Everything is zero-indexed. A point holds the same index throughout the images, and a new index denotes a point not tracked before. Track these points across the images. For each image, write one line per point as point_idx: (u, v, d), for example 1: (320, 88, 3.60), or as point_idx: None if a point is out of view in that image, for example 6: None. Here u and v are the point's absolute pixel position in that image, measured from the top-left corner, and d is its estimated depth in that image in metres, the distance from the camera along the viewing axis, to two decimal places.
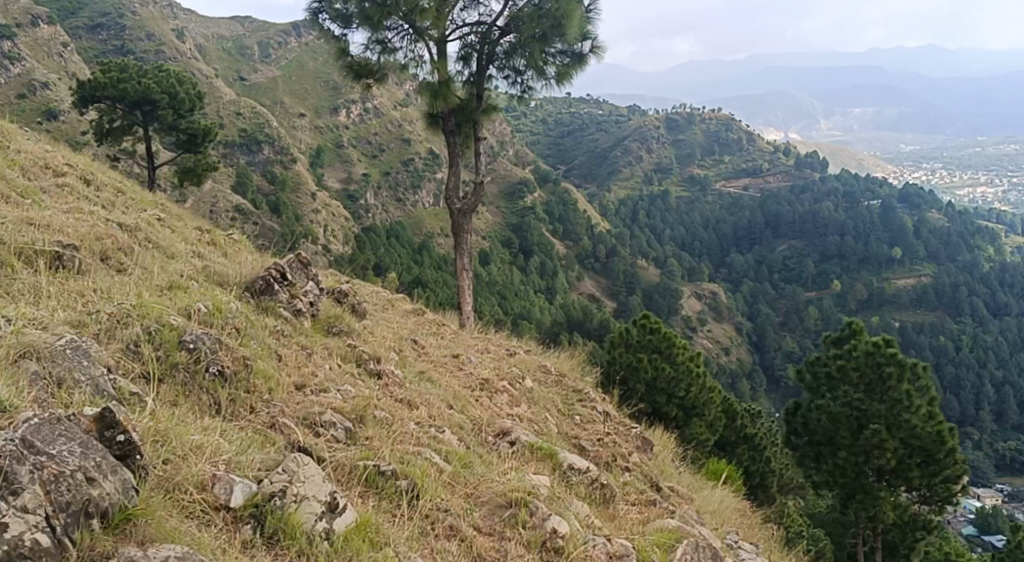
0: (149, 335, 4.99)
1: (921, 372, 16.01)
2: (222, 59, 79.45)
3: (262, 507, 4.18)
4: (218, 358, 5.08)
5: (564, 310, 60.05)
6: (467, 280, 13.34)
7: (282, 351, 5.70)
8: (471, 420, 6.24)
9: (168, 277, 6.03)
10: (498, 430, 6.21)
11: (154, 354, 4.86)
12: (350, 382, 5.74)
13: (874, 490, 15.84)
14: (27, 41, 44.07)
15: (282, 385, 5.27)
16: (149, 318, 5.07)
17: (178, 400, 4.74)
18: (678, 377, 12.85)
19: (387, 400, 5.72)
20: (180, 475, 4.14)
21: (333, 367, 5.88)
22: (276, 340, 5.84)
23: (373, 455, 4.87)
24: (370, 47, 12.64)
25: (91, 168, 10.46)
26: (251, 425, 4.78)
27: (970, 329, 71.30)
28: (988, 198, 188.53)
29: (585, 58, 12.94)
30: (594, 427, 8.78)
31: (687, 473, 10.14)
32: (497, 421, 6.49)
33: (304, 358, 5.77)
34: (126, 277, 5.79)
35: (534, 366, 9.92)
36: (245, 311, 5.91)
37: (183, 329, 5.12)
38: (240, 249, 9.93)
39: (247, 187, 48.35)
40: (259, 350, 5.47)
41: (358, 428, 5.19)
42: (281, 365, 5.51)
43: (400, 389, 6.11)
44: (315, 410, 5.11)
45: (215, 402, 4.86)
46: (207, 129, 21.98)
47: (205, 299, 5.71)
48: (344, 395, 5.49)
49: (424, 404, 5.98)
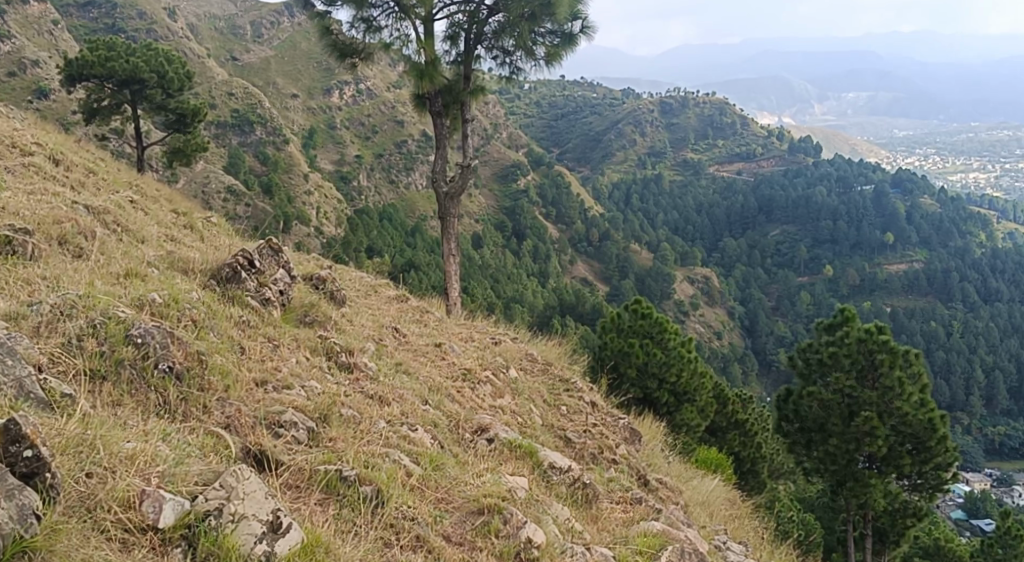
0: (93, 328, 4.74)
1: (913, 358, 15.85)
2: (215, 38, 78.56)
3: (195, 528, 3.85)
4: (169, 354, 4.81)
5: (557, 294, 59.90)
6: (454, 266, 13.08)
7: (246, 343, 5.47)
8: (448, 415, 5.98)
9: (125, 262, 5.77)
10: (475, 424, 5.97)
11: (96, 351, 4.61)
12: (315, 378, 5.48)
13: (865, 478, 15.73)
14: (17, 19, 43.41)
15: (241, 382, 5.00)
16: (95, 310, 4.84)
17: (121, 400, 4.49)
18: (669, 361, 12.59)
19: (355, 397, 5.46)
20: (104, 492, 3.85)
21: (299, 361, 5.63)
22: (240, 332, 5.58)
23: (336, 459, 4.63)
24: (354, 24, 12.33)
25: (62, 146, 10.10)
26: (202, 426, 4.53)
27: (961, 315, 71.26)
28: (979, 183, 188.92)
29: (575, 39, 12.61)
30: (580, 418, 8.57)
31: (676, 463, 9.96)
32: (476, 415, 6.24)
33: (267, 352, 5.51)
34: (81, 264, 5.52)
35: (520, 354, 9.69)
36: (204, 302, 5.65)
37: (131, 322, 4.85)
38: (220, 234, 9.63)
39: (240, 167, 47.94)
40: (217, 344, 5.22)
41: (322, 427, 4.93)
42: (242, 360, 5.27)
43: (372, 384, 5.86)
44: (273, 409, 4.87)
45: (163, 401, 4.61)
46: (197, 109, 21.55)
47: (162, 289, 5.43)
48: (308, 392, 5.24)
49: (397, 399, 5.71)
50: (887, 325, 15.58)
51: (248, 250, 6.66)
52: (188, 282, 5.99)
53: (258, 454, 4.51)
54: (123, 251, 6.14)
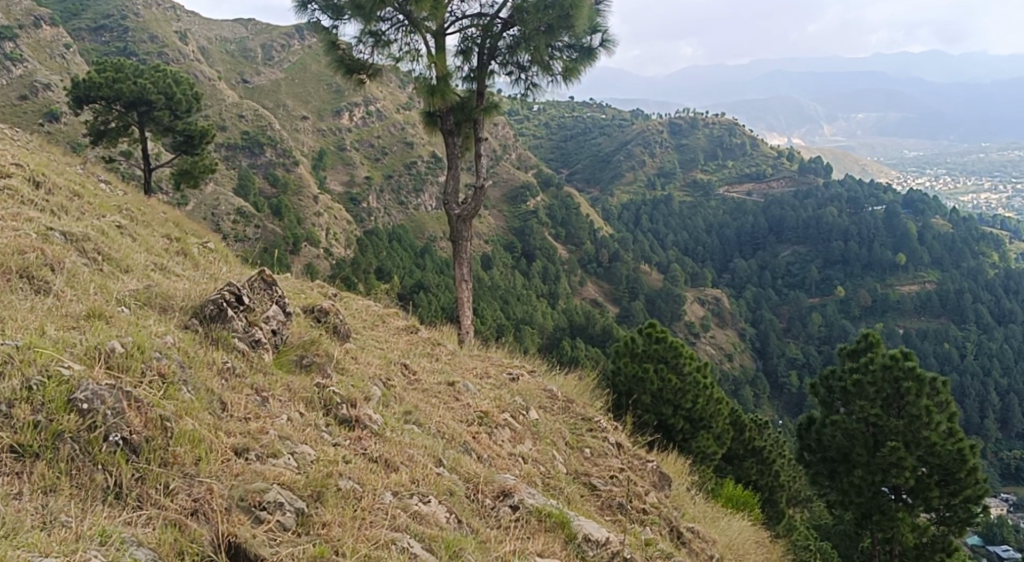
0: (30, 391, 4.47)
1: (941, 386, 15.21)
2: (226, 61, 78.20)
3: None
4: (124, 424, 4.51)
5: (566, 315, 59.10)
6: (467, 293, 12.31)
7: (228, 397, 5.18)
8: (465, 477, 5.57)
9: (90, 300, 5.47)
10: (498, 487, 5.57)
11: (30, 422, 4.35)
12: (309, 440, 5.15)
13: (892, 511, 14.95)
14: (29, 43, 43.06)
15: (215, 450, 4.71)
16: (35, 368, 4.57)
17: (58, 485, 4.24)
18: (685, 387, 11.84)
19: (357, 463, 5.12)
20: None
21: (290, 419, 5.27)
22: (222, 383, 5.27)
23: (330, 554, 4.36)
24: (362, 39, 11.66)
25: (46, 166, 9.42)
26: (162, 516, 4.28)
27: (974, 337, 69.97)
28: (990, 204, 187.40)
29: (595, 53, 11.98)
30: (606, 461, 7.92)
31: (704, 503, 9.30)
32: (499, 474, 5.83)
33: (255, 409, 5.20)
34: (38, 304, 5.21)
35: (539, 391, 8.90)
36: (180, 348, 5.32)
37: (76, 382, 4.56)
38: (217, 261, 8.92)
39: (250, 189, 47.14)
40: (189, 404, 4.89)
41: (315, 508, 4.64)
42: (220, 418, 4.99)
43: (377, 442, 5.47)
44: (254, 487, 4.56)
45: (114, 483, 4.35)
46: (206, 130, 20.96)
47: (125, 337, 5.08)
48: (298, 460, 4.94)
49: (405, 464, 5.32)
50: (913, 351, 14.96)
51: (237, 282, 6.23)
52: (165, 322, 5.57)
53: (230, 547, 4.26)
54: (101, 286, 5.80)
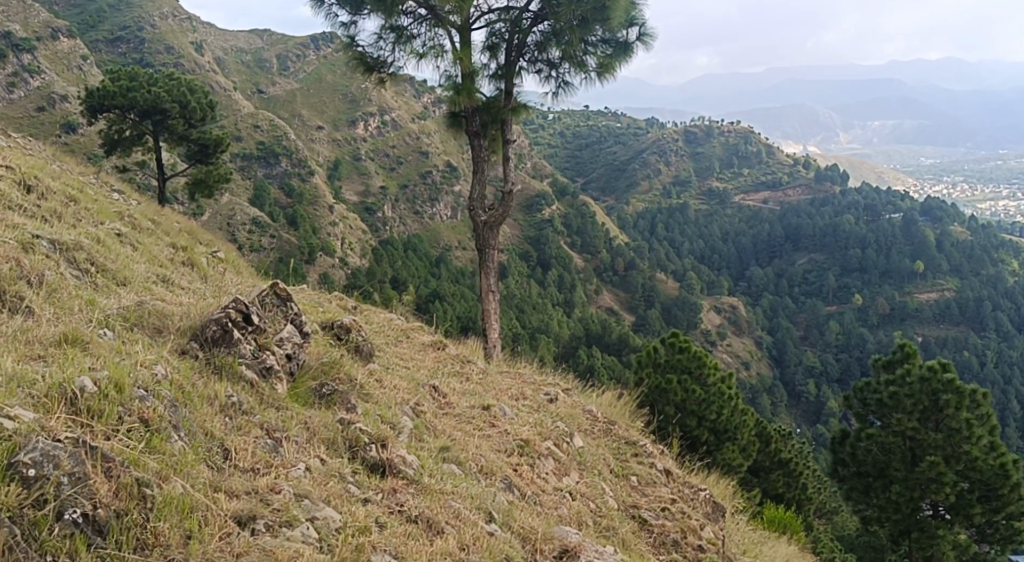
0: None
1: (982, 399, 14.25)
2: (242, 72, 77.76)
3: None
4: (85, 498, 3.77)
5: (583, 324, 58.16)
6: (493, 305, 11.52)
7: (230, 442, 4.49)
8: (520, 535, 4.84)
9: (67, 322, 4.79)
10: (559, 544, 4.89)
11: None
12: (333, 499, 4.42)
13: (932, 529, 14.07)
14: (47, 55, 42.59)
15: (210, 525, 3.98)
16: None
17: None
18: (710, 399, 10.76)
19: (393, 528, 4.39)
20: None
21: (310, 469, 4.58)
22: (224, 428, 4.57)
23: None
24: (383, 35, 10.93)
25: (41, 170, 8.70)
26: None
27: (994, 345, 68.56)
28: (1009, 211, 184.94)
29: (631, 48, 11.16)
30: (655, 491, 7.13)
31: (748, 527, 8.46)
32: (558, 528, 5.10)
33: (266, 458, 4.50)
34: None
35: (577, 412, 8.10)
36: (174, 383, 4.62)
37: (20, 441, 3.81)
38: (226, 273, 8.15)
39: (266, 199, 46.44)
40: (180, 459, 4.19)
41: None
42: (212, 472, 4.26)
43: (416, 495, 4.74)
44: None
45: None
46: (220, 139, 20.19)
47: (102, 371, 4.38)
48: (319, 529, 4.17)
49: (450, 525, 4.58)
50: (952, 362, 14.00)
51: (247, 299, 5.54)
52: (157, 349, 4.87)
53: None
54: (88, 304, 5.15)
